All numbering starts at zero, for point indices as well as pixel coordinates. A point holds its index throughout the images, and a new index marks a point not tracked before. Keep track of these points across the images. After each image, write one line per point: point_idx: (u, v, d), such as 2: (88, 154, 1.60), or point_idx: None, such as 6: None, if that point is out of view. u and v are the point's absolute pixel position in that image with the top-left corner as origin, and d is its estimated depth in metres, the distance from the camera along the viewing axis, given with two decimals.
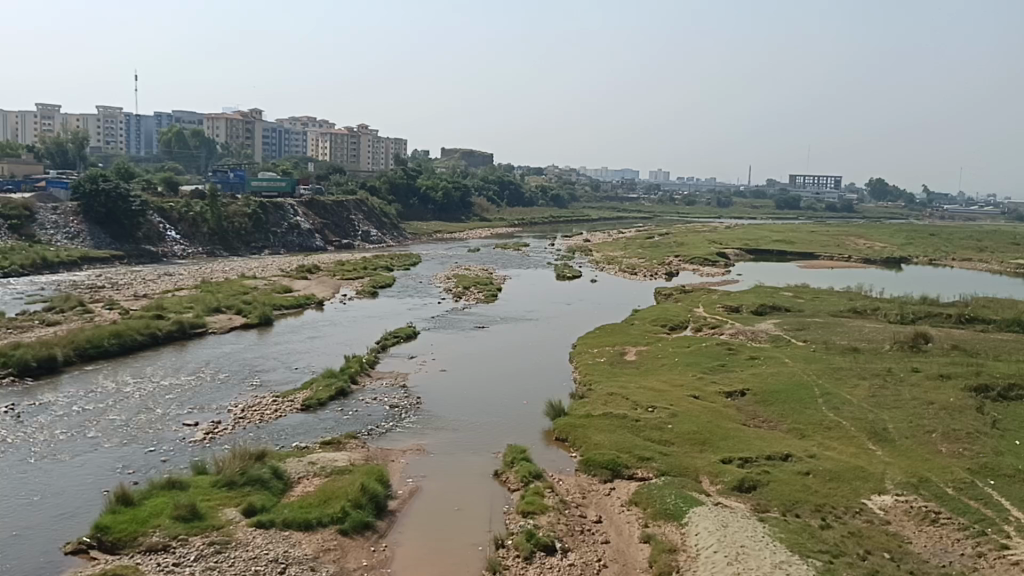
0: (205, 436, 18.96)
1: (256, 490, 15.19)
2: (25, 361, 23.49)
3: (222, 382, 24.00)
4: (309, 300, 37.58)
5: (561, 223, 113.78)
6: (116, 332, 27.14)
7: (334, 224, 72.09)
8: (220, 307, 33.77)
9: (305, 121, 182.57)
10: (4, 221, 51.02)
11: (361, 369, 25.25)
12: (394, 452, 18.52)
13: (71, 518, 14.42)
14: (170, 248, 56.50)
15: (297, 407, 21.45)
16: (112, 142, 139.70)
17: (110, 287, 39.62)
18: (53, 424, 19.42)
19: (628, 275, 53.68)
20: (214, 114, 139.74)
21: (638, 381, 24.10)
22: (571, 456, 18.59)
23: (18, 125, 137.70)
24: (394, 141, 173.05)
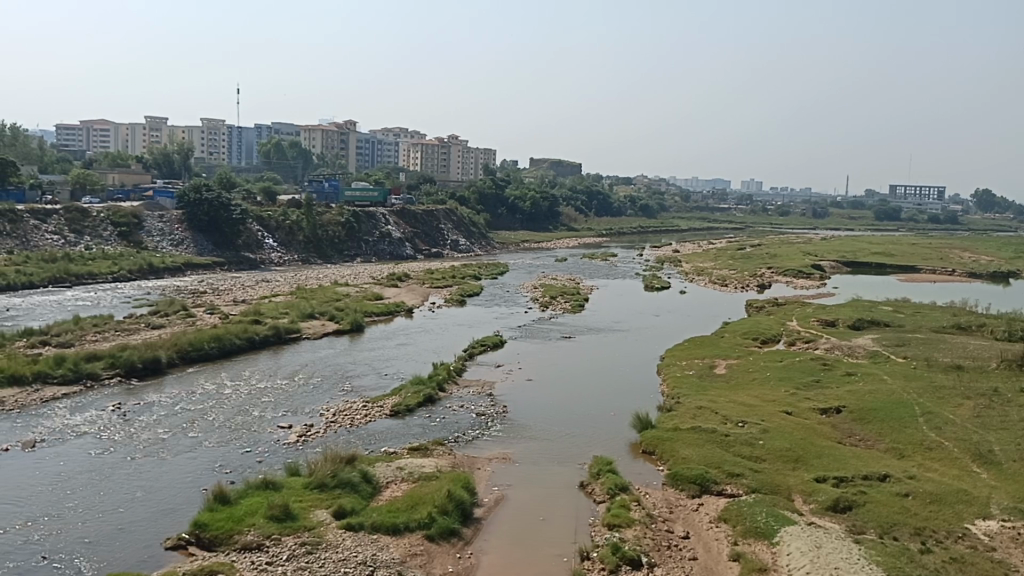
0: (298, 438, 19.51)
1: (346, 493, 15.51)
2: (132, 363, 24.62)
3: (315, 386, 24.63)
4: (399, 308, 38.23)
5: (650, 233, 112.65)
6: (216, 335, 28.19)
7: (424, 233, 73.21)
8: (314, 312, 34.70)
9: (398, 131, 186.19)
10: (114, 228, 54.03)
11: (449, 376, 25.53)
12: (480, 460, 18.65)
13: (172, 515, 15.01)
14: (267, 255, 58.36)
15: (386, 413, 21.83)
16: (214, 153, 145.38)
17: (211, 292, 41.20)
18: (156, 423, 20.29)
19: (719, 286, 52.74)
20: (310, 126, 144.02)
21: (729, 395, 23.63)
22: (658, 469, 18.36)
23: (128, 137, 144.78)
24: (484, 152, 174.76)
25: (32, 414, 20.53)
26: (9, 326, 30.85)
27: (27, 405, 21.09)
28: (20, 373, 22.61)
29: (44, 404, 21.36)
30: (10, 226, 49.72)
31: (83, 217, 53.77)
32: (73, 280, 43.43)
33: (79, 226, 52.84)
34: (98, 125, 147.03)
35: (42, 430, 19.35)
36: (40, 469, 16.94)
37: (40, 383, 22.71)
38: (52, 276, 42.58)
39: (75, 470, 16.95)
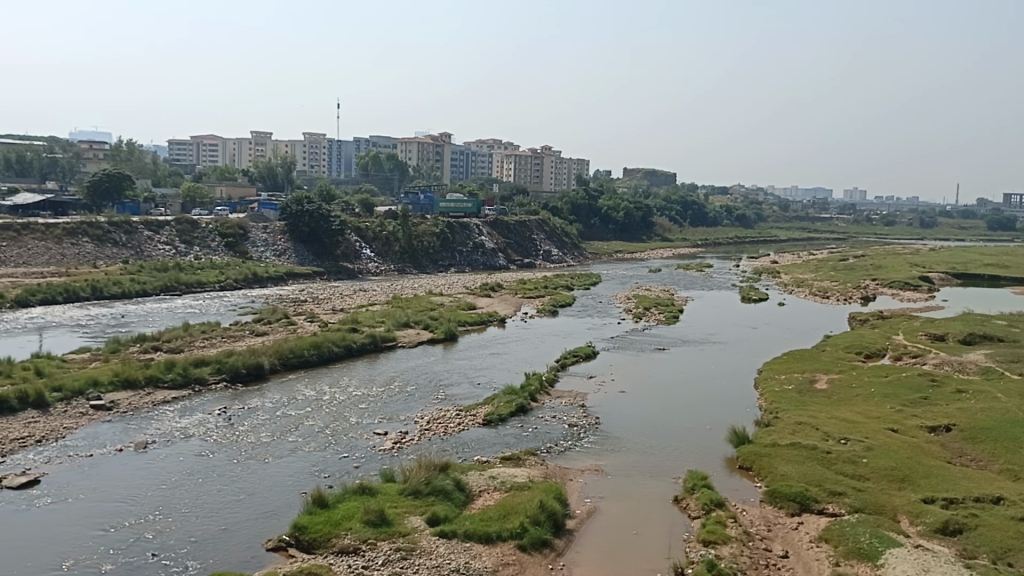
0: (393, 445, 19.83)
1: (440, 500, 15.68)
2: (236, 368, 25.54)
3: (409, 394, 25.02)
4: (491, 317, 38.51)
5: (747, 243, 110.35)
6: (315, 343, 28.98)
7: (517, 243, 73.65)
8: (409, 322, 35.29)
9: (491, 143, 188.01)
10: (221, 239, 56.36)
11: (541, 387, 25.52)
12: (572, 471, 18.60)
13: (273, 517, 15.48)
14: (365, 264, 59.68)
15: (478, 422, 22.00)
16: (315, 166, 150.07)
17: (311, 300, 42.43)
18: (257, 427, 20.98)
19: (820, 299, 51.16)
20: (406, 139, 147.26)
21: (830, 411, 22.88)
22: (755, 486, 17.90)
23: (235, 151, 150.88)
24: (577, 162, 174.89)
25: (145, 416, 21.54)
26: (124, 332, 32.48)
27: (140, 408, 22.13)
28: (133, 376, 23.76)
29: (155, 406, 22.37)
30: (126, 237, 52.48)
31: (193, 228, 56.27)
32: (183, 288, 45.41)
33: (189, 237, 55.29)
34: (207, 140, 153.84)
35: (153, 431, 20.28)
36: (151, 469, 17.73)
37: (152, 386, 23.80)
38: (164, 284, 44.64)
39: (183, 471, 17.68)
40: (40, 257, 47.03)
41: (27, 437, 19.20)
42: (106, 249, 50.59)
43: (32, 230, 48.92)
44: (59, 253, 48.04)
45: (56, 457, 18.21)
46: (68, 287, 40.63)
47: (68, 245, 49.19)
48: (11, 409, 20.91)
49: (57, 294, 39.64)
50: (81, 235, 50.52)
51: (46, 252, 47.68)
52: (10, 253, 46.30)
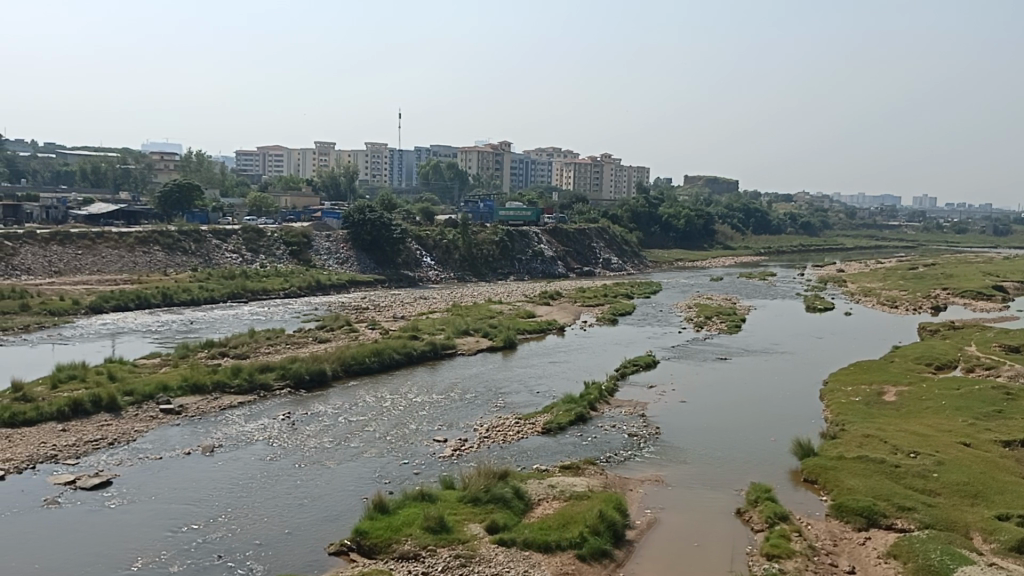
0: (453, 452, 19.95)
1: (499, 508, 15.71)
2: (300, 375, 26.00)
3: (469, 402, 25.12)
4: (551, 326, 38.48)
5: (812, 252, 108.23)
6: (377, 350, 29.33)
7: (577, 251, 73.53)
8: (468, 329, 35.48)
9: (551, 151, 188.15)
10: (286, 247, 57.51)
11: (600, 396, 25.37)
12: (632, 481, 18.45)
13: (335, 521, 15.68)
14: (425, 272, 60.22)
15: (538, 430, 21.99)
16: (377, 176, 152.23)
17: (373, 308, 42.99)
18: (320, 432, 21.31)
19: (888, 308, 49.90)
20: (467, 148, 148.39)
21: (898, 424, 22.27)
22: (821, 499, 17.51)
23: (299, 161, 153.90)
24: (638, 170, 173.87)
25: (212, 421, 22.06)
26: (192, 338, 33.36)
27: (207, 413, 22.67)
28: (201, 381, 24.37)
29: (222, 411, 22.89)
30: (195, 245, 53.94)
31: (259, 237, 57.55)
32: (250, 295, 46.44)
33: (255, 246, 56.56)
34: (272, 151, 157.28)
35: (220, 435, 20.76)
36: (218, 472, 18.14)
37: (219, 392, 24.36)
38: (231, 292, 45.69)
39: (249, 475, 18.04)
40: (113, 265, 48.61)
41: (100, 439, 19.83)
42: (176, 257, 52.04)
43: (107, 239, 50.62)
44: (131, 261, 49.59)
45: (127, 459, 18.77)
46: (140, 294, 41.91)
47: (140, 253, 50.76)
48: (86, 412, 21.64)
49: (129, 301, 40.92)
50: (153, 243, 52.10)
51: (119, 260, 49.26)
52: (85, 261, 47.97)
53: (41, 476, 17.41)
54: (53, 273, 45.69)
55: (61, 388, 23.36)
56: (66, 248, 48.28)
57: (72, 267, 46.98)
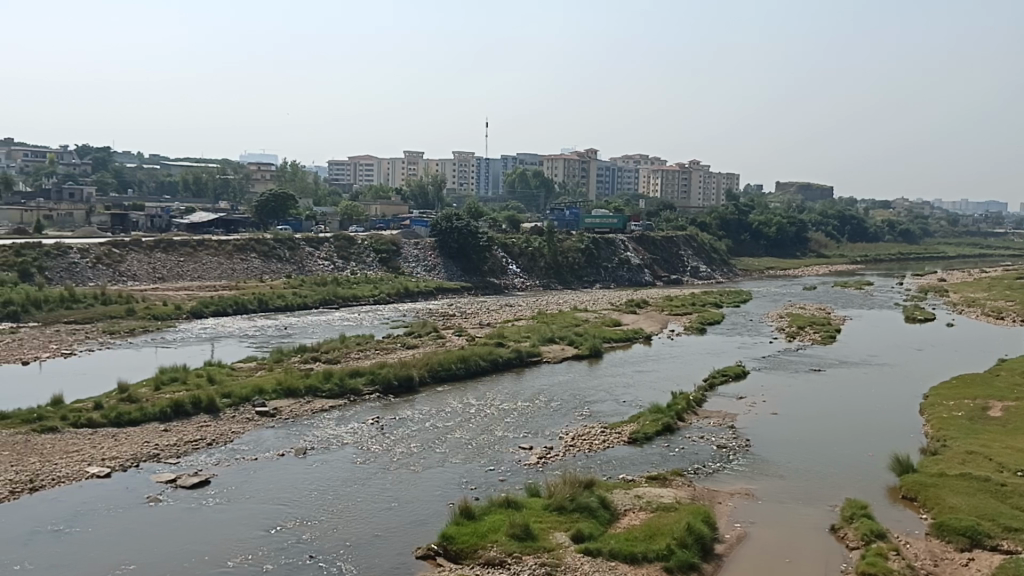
0: (538, 460, 19.95)
1: (585, 517, 15.62)
2: (389, 380, 26.43)
3: (555, 410, 25.09)
4: (637, 334, 38.12)
5: (911, 261, 104.23)
6: (463, 357, 29.60)
7: (664, 259, 72.70)
8: (553, 337, 35.46)
9: (638, 159, 186.76)
10: (376, 255, 58.69)
11: (688, 407, 24.97)
12: (721, 493, 18.08)
13: (422, 526, 15.88)
14: (511, 280, 60.51)
15: (624, 440, 21.79)
16: (464, 184, 153.99)
17: (460, 315, 43.42)
18: (408, 437, 21.61)
19: (993, 319, 47.61)
20: (553, 156, 148.78)
21: (1004, 441, 21.22)
22: (921, 518, 16.81)
23: (389, 170, 156.99)
24: (727, 177, 170.89)
25: (304, 424, 22.62)
26: (286, 342, 34.38)
27: (300, 416, 23.26)
28: (294, 385, 25.06)
29: (314, 414, 23.45)
30: (289, 252, 55.59)
31: (350, 245, 58.96)
32: (341, 301, 47.54)
33: (346, 253, 57.94)
34: (363, 160, 160.98)
35: (311, 438, 21.27)
36: (309, 475, 18.59)
37: (311, 396, 24.98)
38: (323, 298, 46.83)
39: (339, 478, 18.42)
40: (212, 271, 50.50)
41: (199, 439, 20.60)
42: (271, 264, 53.69)
43: (207, 247, 52.63)
44: (229, 268, 51.44)
45: (224, 459, 19.43)
46: (237, 299, 43.39)
47: (238, 260, 52.59)
48: (186, 413, 22.52)
49: (228, 306, 42.42)
50: (250, 251, 53.91)
51: (218, 267, 51.12)
52: (187, 268, 49.95)
53: (145, 475, 18.16)
54: (157, 279, 47.77)
55: (163, 390, 24.35)
56: (169, 255, 50.38)
57: (175, 273, 49.00)
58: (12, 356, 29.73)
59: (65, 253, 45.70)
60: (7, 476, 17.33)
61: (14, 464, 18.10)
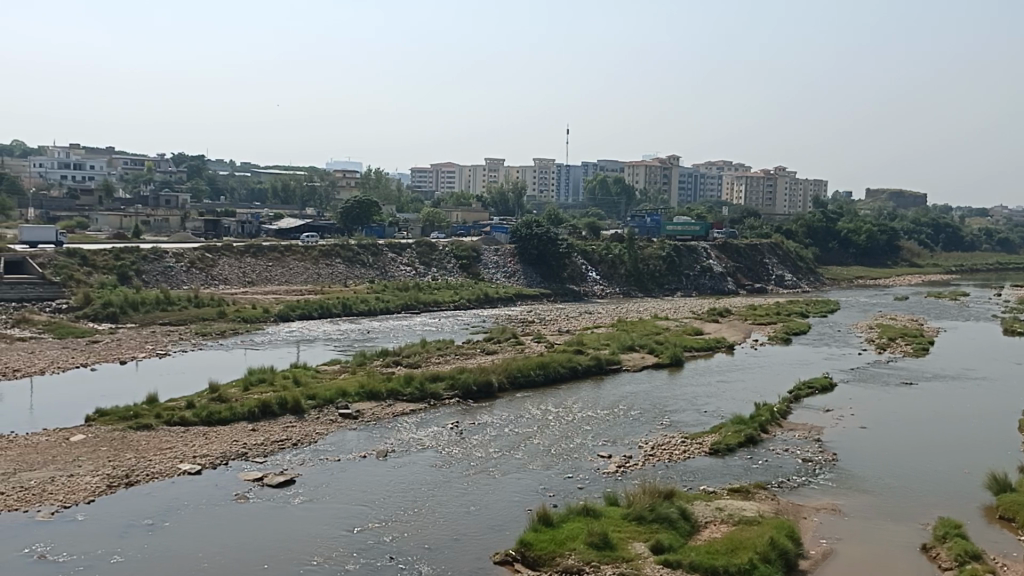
0: (617, 469, 19.79)
1: (665, 528, 15.42)
2: (468, 386, 26.63)
3: (634, 419, 24.84)
4: (719, 343, 37.51)
5: (1011, 271, 99.62)
6: (542, 363, 29.63)
7: (748, 267, 71.35)
8: (633, 345, 35.16)
9: (721, 165, 183.86)
10: (456, 261, 59.33)
11: (772, 418, 24.39)
12: (806, 508, 17.60)
13: (501, 531, 15.92)
14: (591, 287, 60.29)
15: (705, 450, 21.44)
16: (545, 191, 154.46)
17: (540, 321, 43.47)
18: (487, 442, 21.74)
19: None
20: (635, 162, 147.93)
21: None
22: (1020, 540, 16.02)
23: (470, 177, 158.50)
24: (815, 184, 166.78)
25: (386, 426, 22.99)
26: (369, 346, 35.03)
27: (382, 419, 23.63)
28: (376, 389, 25.50)
29: (395, 418, 23.80)
30: (373, 258, 56.65)
31: (431, 251, 59.79)
32: (422, 307, 48.19)
33: (427, 259, 58.73)
34: (445, 168, 163.07)
35: (392, 441, 21.57)
36: (390, 477, 18.85)
37: (392, 399, 25.35)
38: (405, 303, 47.54)
39: (419, 481, 18.64)
40: (299, 276, 51.85)
41: (285, 439, 21.13)
42: (355, 269, 54.78)
43: (294, 252, 54.05)
44: (314, 273, 52.74)
45: (309, 459, 19.87)
46: (323, 303, 44.42)
47: (324, 265, 53.86)
48: (273, 414, 23.13)
49: (313, 310, 43.47)
50: (335, 256, 55.15)
51: (304, 272, 52.41)
52: (275, 272, 51.38)
53: (234, 472, 18.75)
54: (247, 283, 49.33)
55: (252, 391, 25.11)
56: (258, 260, 51.92)
57: (263, 277, 50.46)
58: (111, 355, 31.10)
59: (161, 257, 47.59)
60: (105, 471, 18.11)
61: (111, 459, 18.91)
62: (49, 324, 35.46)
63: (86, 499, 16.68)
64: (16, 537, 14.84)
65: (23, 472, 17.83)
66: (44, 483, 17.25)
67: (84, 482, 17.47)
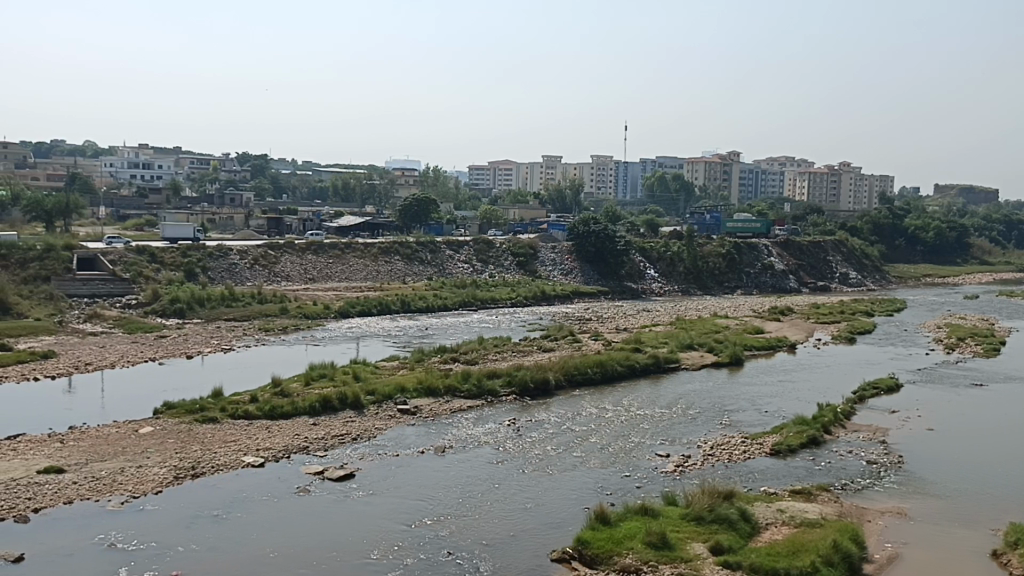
0: (676, 468, 19.62)
1: (724, 529, 15.23)
2: (525, 383, 26.66)
3: (693, 418, 24.55)
4: (781, 342, 36.84)
5: None
6: (600, 361, 29.49)
7: (811, 265, 69.95)
8: (692, 343, 34.78)
9: (783, 162, 180.76)
10: (514, 259, 59.44)
11: (836, 420, 23.86)
12: (871, 511, 17.19)
13: (558, 529, 15.91)
14: (649, 285, 59.78)
15: (766, 451, 21.08)
16: (602, 188, 153.73)
17: (597, 319, 43.30)
18: (544, 440, 21.73)
19: None
20: (694, 159, 146.32)
21: None
22: None
23: (527, 175, 158.55)
24: (881, 180, 162.80)
25: (444, 422, 23.14)
26: (427, 343, 35.31)
27: (440, 415, 23.80)
28: (434, 385, 25.67)
29: (453, 414, 23.94)
30: (431, 256, 57.08)
31: (489, 248, 60.02)
32: (479, 304, 48.38)
33: (485, 257, 58.97)
34: (503, 165, 163.42)
35: (450, 437, 21.71)
36: (447, 473, 18.98)
37: (450, 396, 25.51)
38: (462, 300, 47.79)
39: (477, 477, 18.73)
40: (359, 273, 52.53)
41: (345, 434, 21.43)
42: (414, 266, 55.25)
43: (354, 249, 54.77)
44: (374, 270, 53.37)
45: (368, 454, 20.13)
46: (382, 300, 44.90)
47: (383, 262, 54.46)
48: (333, 409, 23.47)
49: (373, 307, 43.97)
50: (394, 254, 55.72)
51: (363, 269, 53.07)
52: (335, 269, 52.13)
53: (296, 466, 19.09)
54: (308, 280, 50.13)
55: (313, 386, 25.52)
56: (319, 257, 52.75)
57: (324, 274, 51.24)
58: (178, 350, 31.91)
59: (226, 254, 48.67)
60: (172, 463, 18.60)
61: (178, 452, 19.40)
62: (119, 319, 36.53)
63: (154, 490, 17.16)
64: (88, 526, 15.32)
65: (94, 463, 18.40)
66: (114, 474, 17.81)
67: (152, 473, 17.97)
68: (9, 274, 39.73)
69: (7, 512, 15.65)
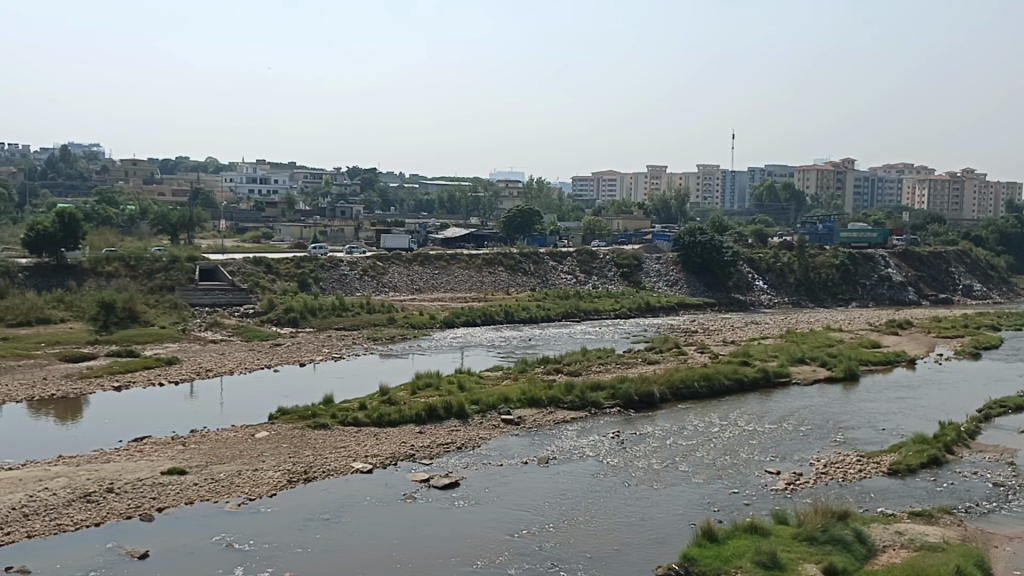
0: (786, 485, 19.06)
1: (838, 550, 14.66)
2: (629, 395, 26.37)
3: (806, 435, 23.76)
4: (899, 357, 35.27)
5: None
6: (706, 375, 28.90)
7: (932, 276, 66.84)
8: (804, 357, 33.70)
9: (902, 168, 173.52)
10: (618, 269, 59.12)
11: (959, 438, 22.66)
12: (998, 536, 16.23)
13: (664, 543, 15.66)
14: (757, 296, 58.38)
15: (883, 471, 20.21)
16: (709, 199, 151.51)
17: (703, 331, 42.52)
18: (650, 453, 21.46)
19: None
20: (806, 167, 142.24)
21: None
22: None
23: (632, 185, 157.64)
24: (1009, 187, 154.18)
25: (547, 433, 23.16)
26: (531, 353, 35.49)
27: (543, 426, 23.83)
28: (538, 396, 25.74)
29: (556, 425, 23.95)
30: (534, 266, 57.40)
31: (593, 259, 59.92)
32: (583, 314, 48.30)
33: (589, 267, 58.86)
34: (607, 176, 163.08)
35: (554, 449, 21.69)
36: (552, 484, 18.97)
37: (553, 406, 25.53)
38: (566, 311, 47.81)
39: (580, 489, 18.65)
40: (464, 283, 53.33)
41: (450, 442, 21.71)
42: (518, 277, 55.68)
43: (459, 260, 55.59)
44: (479, 280, 54.04)
45: (473, 463, 20.32)
46: (486, 311, 45.34)
47: (487, 273, 55.11)
48: (438, 417, 23.81)
49: (477, 317, 44.48)
50: (498, 265, 56.31)
51: (468, 280, 53.80)
52: (441, 280, 53.05)
53: (403, 472, 19.47)
54: (415, 290, 51.21)
55: (419, 394, 25.98)
56: (426, 268, 53.77)
57: (431, 285, 52.22)
58: (291, 358, 33.07)
59: (337, 265, 50.20)
60: (286, 467, 19.25)
61: (292, 456, 20.08)
62: (237, 328, 38.18)
63: (269, 492, 17.81)
64: (207, 525, 16.00)
65: (214, 465, 19.24)
66: (233, 476, 18.57)
67: (267, 476, 18.62)
68: (138, 284, 42.15)
69: (134, 510, 16.55)
